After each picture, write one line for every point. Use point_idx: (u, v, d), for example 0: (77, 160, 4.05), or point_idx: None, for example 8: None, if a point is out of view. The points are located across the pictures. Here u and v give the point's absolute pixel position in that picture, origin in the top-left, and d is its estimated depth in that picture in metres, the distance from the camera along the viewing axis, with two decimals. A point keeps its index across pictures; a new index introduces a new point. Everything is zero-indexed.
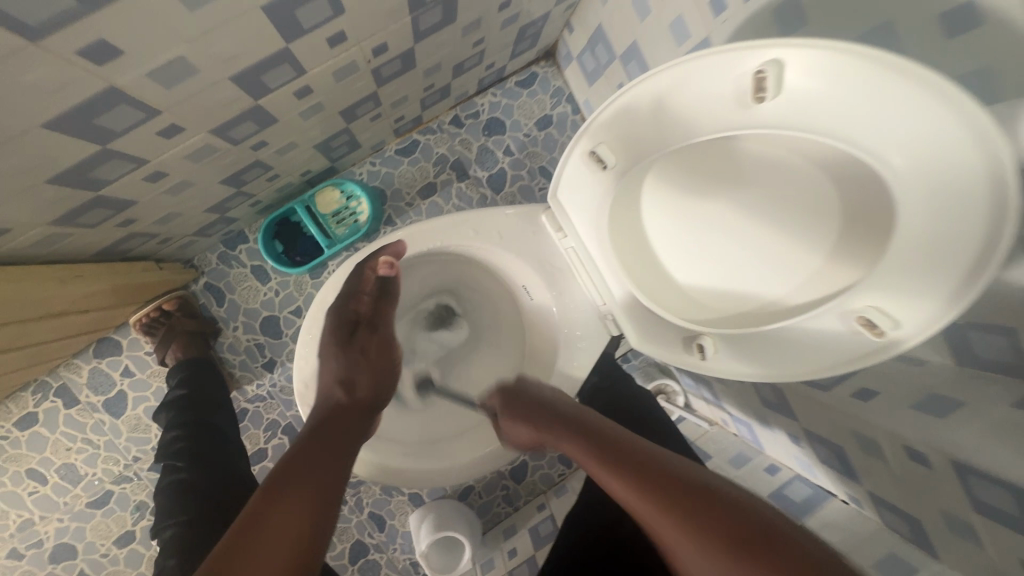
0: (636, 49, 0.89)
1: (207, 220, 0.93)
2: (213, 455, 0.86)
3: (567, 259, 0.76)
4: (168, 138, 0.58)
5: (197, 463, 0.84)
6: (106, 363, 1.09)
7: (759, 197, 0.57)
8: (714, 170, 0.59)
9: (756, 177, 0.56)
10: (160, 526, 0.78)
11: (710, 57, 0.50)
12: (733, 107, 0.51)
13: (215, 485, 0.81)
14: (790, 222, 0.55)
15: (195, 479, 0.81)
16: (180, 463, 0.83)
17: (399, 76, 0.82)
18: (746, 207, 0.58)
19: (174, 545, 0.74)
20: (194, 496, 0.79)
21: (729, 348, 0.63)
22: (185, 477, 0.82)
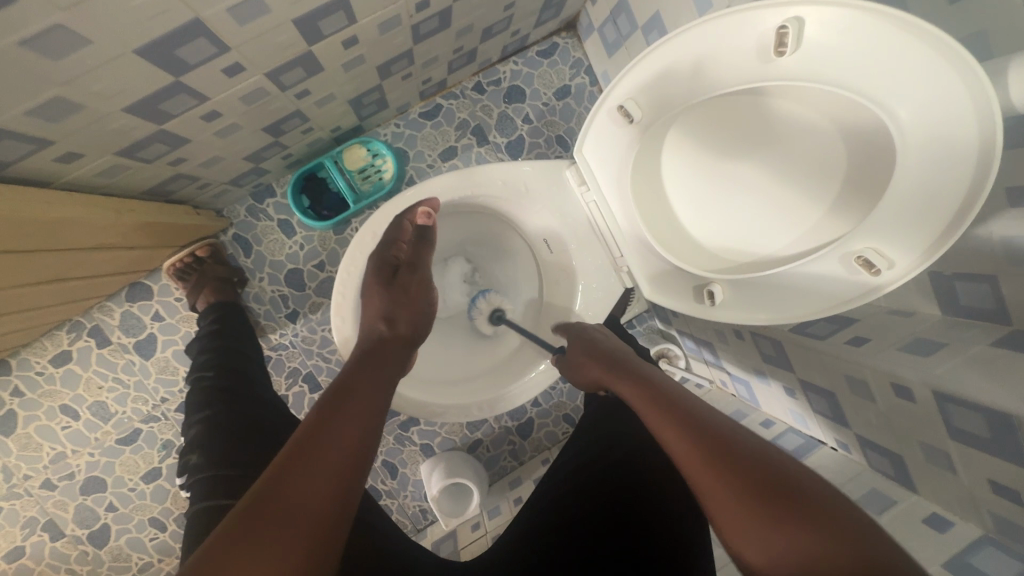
0: (658, 19, 0.93)
1: (243, 169, 0.97)
2: (239, 368, 0.91)
3: (588, 211, 0.82)
4: (230, 77, 0.62)
5: (224, 369, 0.90)
6: (137, 307, 1.13)
7: (772, 153, 0.62)
8: (732, 126, 0.64)
9: (770, 133, 0.61)
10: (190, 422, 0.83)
11: (736, 15, 0.55)
12: (755, 63, 0.56)
13: (245, 399, 0.85)
14: (798, 175, 0.61)
15: (222, 380, 0.87)
16: (207, 370, 0.89)
17: (434, 35, 0.86)
18: (759, 161, 0.63)
19: (201, 438, 0.78)
20: (223, 393, 0.85)
21: (737, 294, 0.69)
22: (211, 379, 0.87)
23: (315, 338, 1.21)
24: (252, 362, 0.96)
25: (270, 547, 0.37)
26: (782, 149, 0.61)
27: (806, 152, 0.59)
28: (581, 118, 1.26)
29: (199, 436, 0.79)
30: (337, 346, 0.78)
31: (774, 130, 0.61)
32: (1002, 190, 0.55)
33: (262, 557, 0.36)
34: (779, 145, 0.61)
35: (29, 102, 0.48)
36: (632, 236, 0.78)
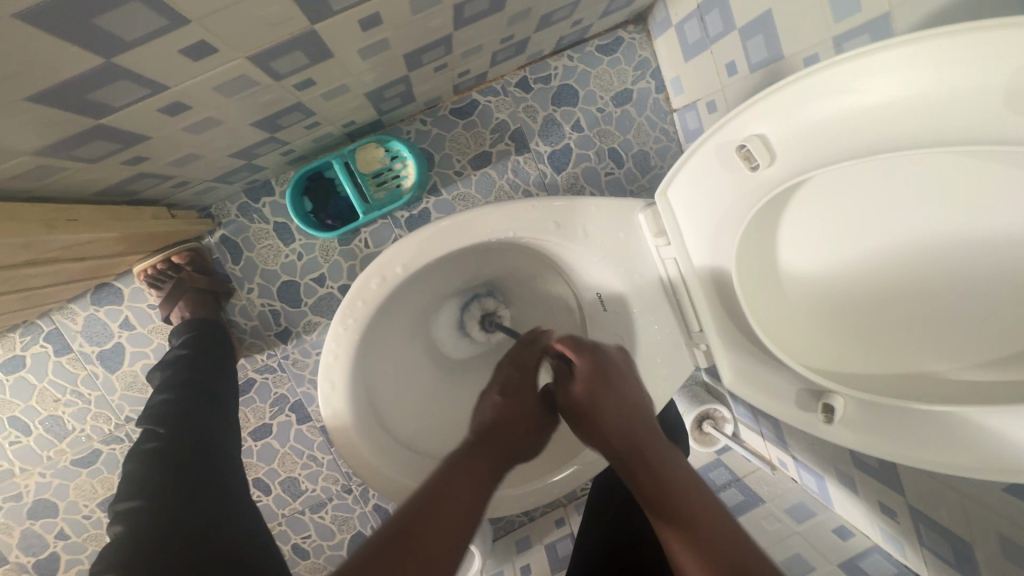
0: (766, 21, 0.72)
1: (232, 166, 0.79)
2: (204, 442, 0.71)
3: (665, 270, 0.64)
4: (194, 60, 0.44)
5: (181, 437, 0.69)
6: (103, 312, 0.97)
7: (957, 246, 0.42)
8: (899, 195, 0.44)
9: (961, 216, 0.41)
10: (115, 513, 0.61)
11: (964, 34, 0.35)
12: (976, 113, 0.35)
13: (194, 493, 0.64)
14: (997, 283, 0.40)
15: (175, 458, 0.66)
16: (158, 428, 0.70)
17: (482, 19, 0.66)
18: (938, 252, 0.43)
19: (115, 550, 0.56)
20: (165, 470, 0.64)
21: (868, 413, 0.51)
22: (163, 448, 0.67)
23: (308, 362, 1.04)
24: (221, 431, 0.75)
25: None
26: (973, 246, 0.41)
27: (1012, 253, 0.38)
28: (641, 131, 1.06)
29: (112, 549, 0.56)
30: (322, 416, 0.61)
31: (969, 215, 0.40)
32: None
33: None
34: (975, 232, 0.40)
35: None
36: (723, 313, 0.59)
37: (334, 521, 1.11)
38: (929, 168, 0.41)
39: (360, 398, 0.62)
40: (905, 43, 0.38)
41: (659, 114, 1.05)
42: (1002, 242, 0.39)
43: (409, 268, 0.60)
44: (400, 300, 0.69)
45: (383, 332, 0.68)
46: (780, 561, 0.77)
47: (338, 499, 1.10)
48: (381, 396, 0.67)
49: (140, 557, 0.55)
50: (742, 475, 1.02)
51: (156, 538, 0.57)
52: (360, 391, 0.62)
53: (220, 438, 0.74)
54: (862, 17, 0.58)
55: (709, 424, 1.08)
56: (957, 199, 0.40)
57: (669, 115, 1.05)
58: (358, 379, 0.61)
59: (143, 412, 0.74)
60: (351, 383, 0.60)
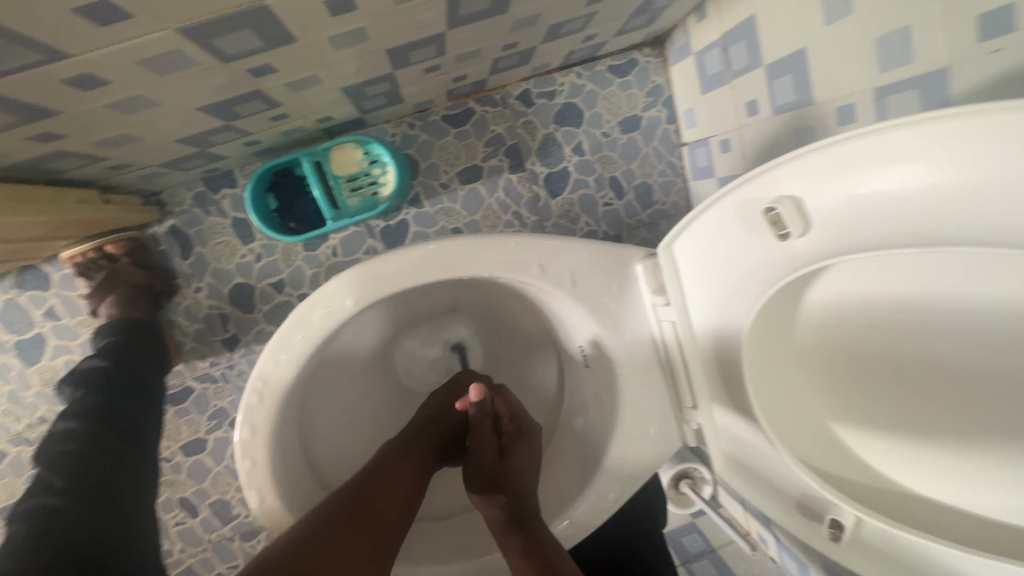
0: (797, 61, 0.65)
1: (182, 153, 0.69)
2: (113, 504, 0.60)
3: (661, 331, 0.55)
4: (99, 25, 0.34)
5: (81, 495, 0.58)
6: (26, 297, 0.86)
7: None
8: (966, 294, 0.34)
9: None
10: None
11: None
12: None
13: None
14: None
15: (72, 522, 0.55)
16: (58, 483, 0.58)
17: (481, 20, 0.58)
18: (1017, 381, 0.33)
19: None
20: (60, 543, 0.52)
21: (879, 537, 0.42)
22: (62, 510, 0.55)
23: None
24: (143, 469, 0.67)
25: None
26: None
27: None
28: (646, 162, 0.98)
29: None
30: (251, 507, 0.51)
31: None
32: None
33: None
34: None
35: None
36: (723, 394, 0.51)
37: None
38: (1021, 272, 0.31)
39: (286, 445, 0.52)
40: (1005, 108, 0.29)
41: (667, 146, 0.97)
42: None
43: (362, 301, 0.51)
44: (352, 329, 0.60)
45: (326, 370, 0.59)
46: None
47: None
48: (317, 442, 0.58)
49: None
50: (717, 546, 0.94)
51: None
52: (289, 436, 0.52)
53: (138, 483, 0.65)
54: (914, 70, 0.51)
55: (686, 485, 0.95)
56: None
57: (678, 149, 0.98)
58: (285, 430, 0.52)
59: (43, 443, 0.64)
60: (275, 453, 0.51)
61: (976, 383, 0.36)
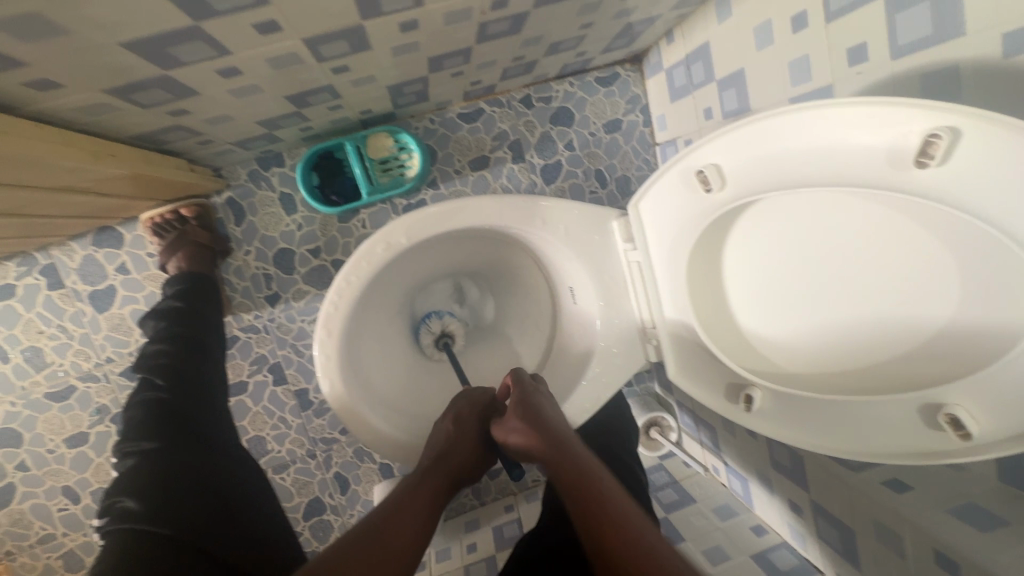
0: (739, 77, 0.85)
1: (254, 133, 0.86)
2: (199, 394, 0.76)
3: (629, 272, 0.74)
4: (260, 34, 0.52)
5: (179, 388, 0.75)
6: (101, 254, 1.01)
7: (876, 276, 0.51)
8: (831, 228, 0.53)
9: (877, 247, 0.50)
10: (125, 450, 0.67)
11: (883, 105, 0.44)
12: (878, 169, 0.45)
13: (194, 447, 0.70)
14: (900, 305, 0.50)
15: (174, 409, 0.72)
16: (160, 380, 0.75)
17: (500, 38, 0.77)
18: (857, 280, 0.53)
19: (139, 480, 0.63)
20: (171, 422, 0.70)
21: (779, 405, 0.61)
22: (168, 400, 0.72)
23: (291, 328, 1.10)
24: (209, 376, 0.81)
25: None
26: (888, 274, 0.50)
27: (920, 282, 0.48)
28: (625, 157, 1.18)
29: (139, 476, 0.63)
30: (324, 392, 0.68)
31: (883, 248, 0.50)
32: None
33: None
34: (859, 257, 0.52)
35: None
36: (671, 307, 0.69)
37: (294, 484, 1.16)
38: (858, 208, 0.50)
39: (348, 349, 0.69)
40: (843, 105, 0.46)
41: (642, 144, 1.17)
42: (882, 267, 0.50)
43: (413, 240, 0.69)
44: (391, 275, 0.77)
45: (372, 302, 0.76)
46: (701, 552, 0.87)
47: (301, 463, 1.15)
48: (365, 356, 0.75)
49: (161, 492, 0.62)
50: (679, 477, 1.12)
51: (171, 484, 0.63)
52: (349, 344, 0.69)
53: (209, 389, 0.79)
54: (813, 86, 0.71)
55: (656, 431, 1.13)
56: (880, 236, 0.50)
57: (652, 147, 1.18)
58: (349, 338, 0.69)
59: (139, 358, 0.79)
60: (343, 353, 0.68)
61: (841, 291, 0.55)
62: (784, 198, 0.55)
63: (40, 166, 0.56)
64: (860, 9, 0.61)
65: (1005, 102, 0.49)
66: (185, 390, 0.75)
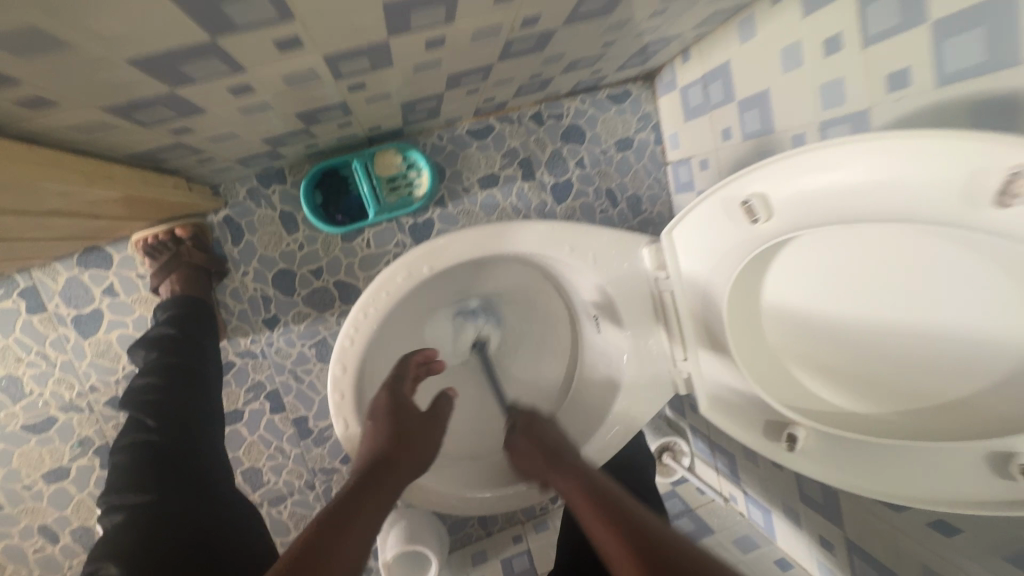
0: (762, 99, 0.83)
1: (258, 151, 0.81)
2: (191, 430, 0.69)
3: (661, 300, 0.70)
4: (282, 51, 0.48)
5: (174, 433, 0.67)
6: (87, 276, 0.94)
7: (935, 316, 0.48)
8: (885, 264, 0.50)
9: (936, 287, 0.47)
10: (110, 504, 0.60)
11: (958, 138, 0.41)
12: (947, 203, 0.42)
13: (189, 489, 0.63)
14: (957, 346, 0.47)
15: (167, 457, 0.64)
16: (149, 421, 0.67)
17: (522, 56, 0.73)
18: (909, 315, 0.49)
19: (127, 544, 0.56)
20: (160, 467, 0.63)
21: (827, 445, 0.58)
22: (156, 442, 0.65)
23: (291, 352, 1.05)
24: (202, 413, 0.73)
25: None
26: (946, 314, 0.47)
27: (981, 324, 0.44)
28: (637, 176, 1.15)
29: (126, 541, 0.56)
30: (337, 434, 0.63)
31: (941, 287, 0.47)
32: None
33: None
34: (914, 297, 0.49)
35: None
36: (705, 339, 0.66)
37: (291, 518, 1.10)
38: (919, 245, 0.47)
39: (365, 386, 0.65)
40: (911, 135, 0.44)
41: (654, 163, 1.15)
42: (941, 309, 0.47)
43: (435, 269, 0.65)
44: (407, 305, 0.73)
45: (389, 335, 0.71)
46: None
47: (299, 496, 1.09)
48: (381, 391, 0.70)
49: (150, 559, 0.55)
50: (695, 506, 1.08)
51: (163, 538, 0.57)
52: (362, 380, 0.64)
53: (202, 423, 0.72)
54: (846, 110, 0.69)
55: (668, 457, 1.09)
56: (939, 274, 0.46)
57: (663, 166, 1.16)
58: (366, 374, 0.65)
59: (125, 392, 0.73)
60: (358, 392, 0.63)
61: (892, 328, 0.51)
62: (834, 233, 0.51)
63: (20, 192, 0.50)
64: (901, 34, 0.59)
65: None
66: (177, 429, 0.68)
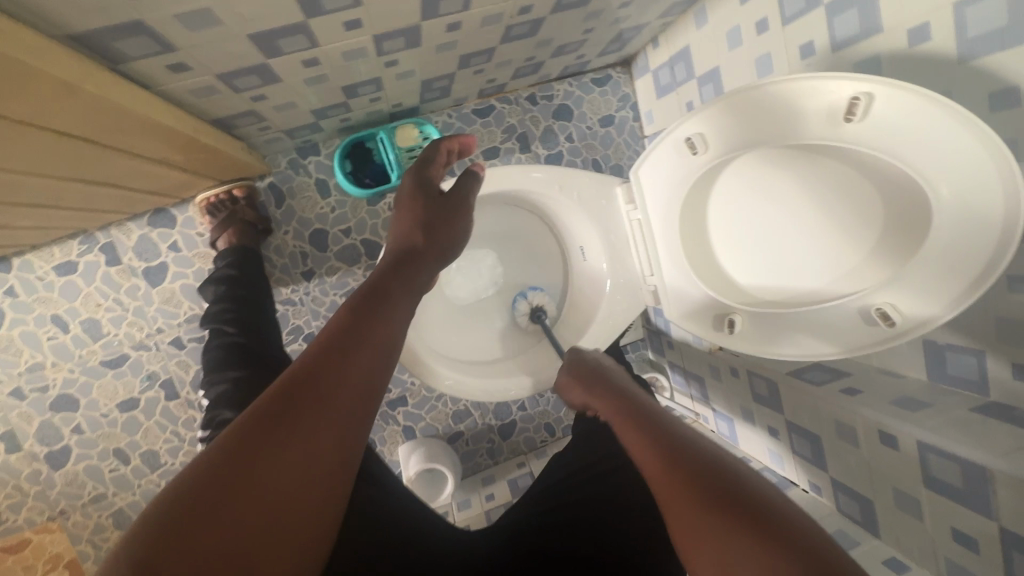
0: (716, 74, 1.02)
1: (305, 121, 0.99)
2: (263, 334, 0.89)
3: (631, 229, 0.88)
4: (347, 30, 0.67)
5: (250, 334, 0.88)
6: (156, 233, 1.12)
7: (826, 209, 0.68)
8: (789, 177, 0.69)
9: (828, 189, 0.67)
10: (214, 381, 0.81)
11: (820, 79, 0.60)
12: (822, 125, 0.62)
13: (270, 369, 0.82)
14: (842, 229, 0.67)
15: (250, 349, 0.85)
16: (230, 327, 0.88)
17: (519, 40, 0.92)
18: (806, 213, 0.69)
19: (233, 399, 0.76)
20: (247, 355, 0.83)
21: (756, 327, 0.75)
22: (240, 341, 0.85)
23: (325, 301, 1.22)
24: (268, 324, 0.93)
25: (294, 441, 0.43)
26: (831, 207, 0.67)
27: (856, 207, 0.65)
28: (618, 148, 1.34)
29: (231, 397, 0.76)
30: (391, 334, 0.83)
31: (825, 188, 0.67)
32: (1002, 276, 0.60)
33: (290, 446, 0.42)
34: (810, 197, 0.69)
35: (180, 8, 0.50)
36: (667, 261, 0.83)
37: None
38: (808, 160, 0.67)
39: None
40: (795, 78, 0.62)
41: (633, 137, 1.34)
42: (827, 205, 0.67)
43: None
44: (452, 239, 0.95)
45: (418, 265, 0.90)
46: None
47: None
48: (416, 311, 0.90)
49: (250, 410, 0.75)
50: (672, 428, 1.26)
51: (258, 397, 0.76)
52: None
53: (271, 331, 0.92)
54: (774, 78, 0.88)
55: None
56: (823, 178, 0.67)
57: (641, 140, 1.35)
58: None
59: (205, 315, 0.92)
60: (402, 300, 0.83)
61: (801, 224, 0.70)
62: (754, 157, 0.70)
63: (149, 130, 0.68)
64: (806, 16, 0.78)
65: (913, 81, 0.66)
66: (254, 333, 0.88)
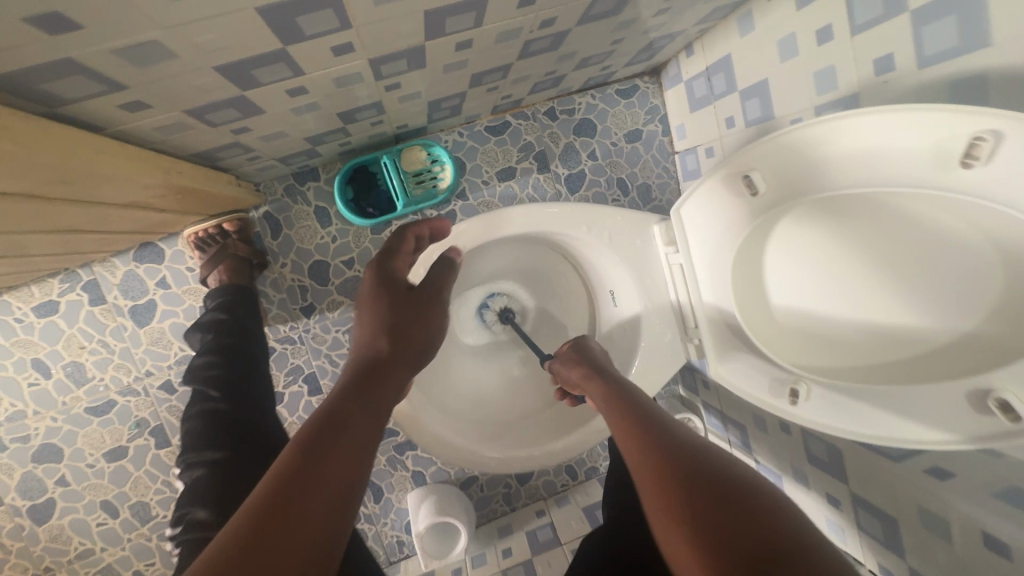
0: (763, 87, 0.89)
1: (299, 148, 0.89)
2: (251, 399, 0.79)
3: (671, 273, 0.77)
4: (336, 55, 0.56)
5: (237, 401, 0.77)
6: (142, 269, 1.02)
7: (921, 271, 0.54)
8: (874, 227, 0.57)
9: (925, 245, 0.53)
10: (192, 460, 0.72)
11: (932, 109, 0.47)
12: (927, 169, 0.49)
13: (255, 447, 0.73)
14: (940, 296, 0.54)
15: (234, 422, 0.75)
16: (214, 392, 0.78)
17: (540, 54, 0.80)
18: (894, 271, 0.57)
19: (210, 492, 0.68)
20: (229, 431, 0.74)
21: (827, 399, 0.63)
22: (224, 411, 0.75)
23: (326, 338, 1.12)
24: (258, 385, 0.82)
25: None
26: (927, 268, 0.54)
27: (961, 272, 0.51)
28: (646, 165, 1.21)
29: (207, 487, 0.68)
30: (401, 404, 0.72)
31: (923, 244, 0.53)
32: None
33: None
34: (900, 253, 0.56)
35: (116, 42, 0.40)
36: (716, 311, 0.71)
37: None
38: (901, 209, 0.53)
39: None
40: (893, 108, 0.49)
41: (662, 153, 1.21)
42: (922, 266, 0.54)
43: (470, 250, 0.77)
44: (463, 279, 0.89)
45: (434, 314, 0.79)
46: None
47: None
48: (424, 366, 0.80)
49: (228, 505, 0.67)
50: None
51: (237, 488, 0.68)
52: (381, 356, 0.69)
53: (261, 395, 0.81)
54: (839, 95, 0.75)
55: None
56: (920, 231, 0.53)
57: (671, 156, 1.22)
58: None
59: (188, 370, 0.82)
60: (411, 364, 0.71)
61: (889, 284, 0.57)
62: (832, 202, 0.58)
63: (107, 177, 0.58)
64: (884, 24, 0.65)
65: None
66: (240, 399, 0.78)
